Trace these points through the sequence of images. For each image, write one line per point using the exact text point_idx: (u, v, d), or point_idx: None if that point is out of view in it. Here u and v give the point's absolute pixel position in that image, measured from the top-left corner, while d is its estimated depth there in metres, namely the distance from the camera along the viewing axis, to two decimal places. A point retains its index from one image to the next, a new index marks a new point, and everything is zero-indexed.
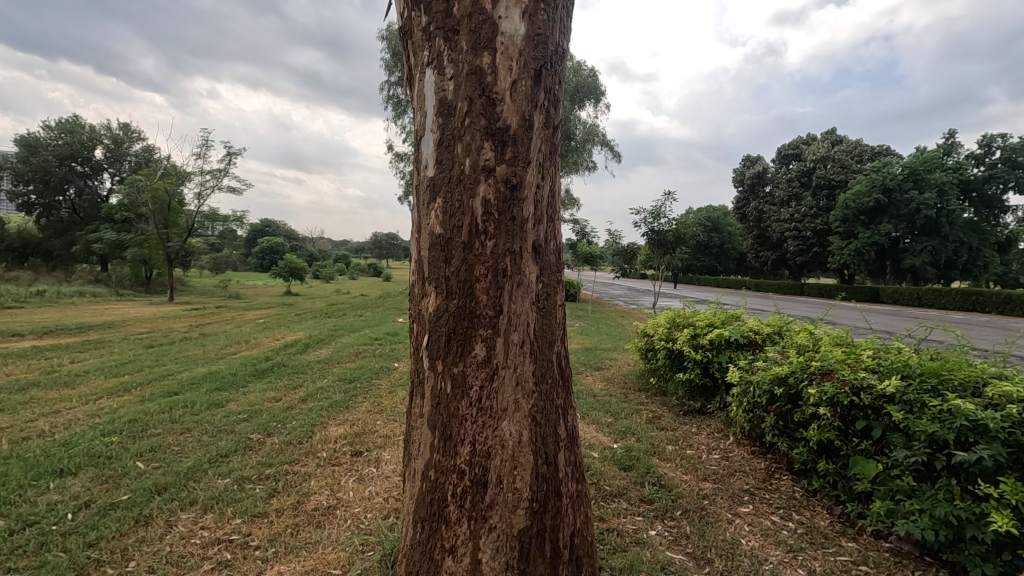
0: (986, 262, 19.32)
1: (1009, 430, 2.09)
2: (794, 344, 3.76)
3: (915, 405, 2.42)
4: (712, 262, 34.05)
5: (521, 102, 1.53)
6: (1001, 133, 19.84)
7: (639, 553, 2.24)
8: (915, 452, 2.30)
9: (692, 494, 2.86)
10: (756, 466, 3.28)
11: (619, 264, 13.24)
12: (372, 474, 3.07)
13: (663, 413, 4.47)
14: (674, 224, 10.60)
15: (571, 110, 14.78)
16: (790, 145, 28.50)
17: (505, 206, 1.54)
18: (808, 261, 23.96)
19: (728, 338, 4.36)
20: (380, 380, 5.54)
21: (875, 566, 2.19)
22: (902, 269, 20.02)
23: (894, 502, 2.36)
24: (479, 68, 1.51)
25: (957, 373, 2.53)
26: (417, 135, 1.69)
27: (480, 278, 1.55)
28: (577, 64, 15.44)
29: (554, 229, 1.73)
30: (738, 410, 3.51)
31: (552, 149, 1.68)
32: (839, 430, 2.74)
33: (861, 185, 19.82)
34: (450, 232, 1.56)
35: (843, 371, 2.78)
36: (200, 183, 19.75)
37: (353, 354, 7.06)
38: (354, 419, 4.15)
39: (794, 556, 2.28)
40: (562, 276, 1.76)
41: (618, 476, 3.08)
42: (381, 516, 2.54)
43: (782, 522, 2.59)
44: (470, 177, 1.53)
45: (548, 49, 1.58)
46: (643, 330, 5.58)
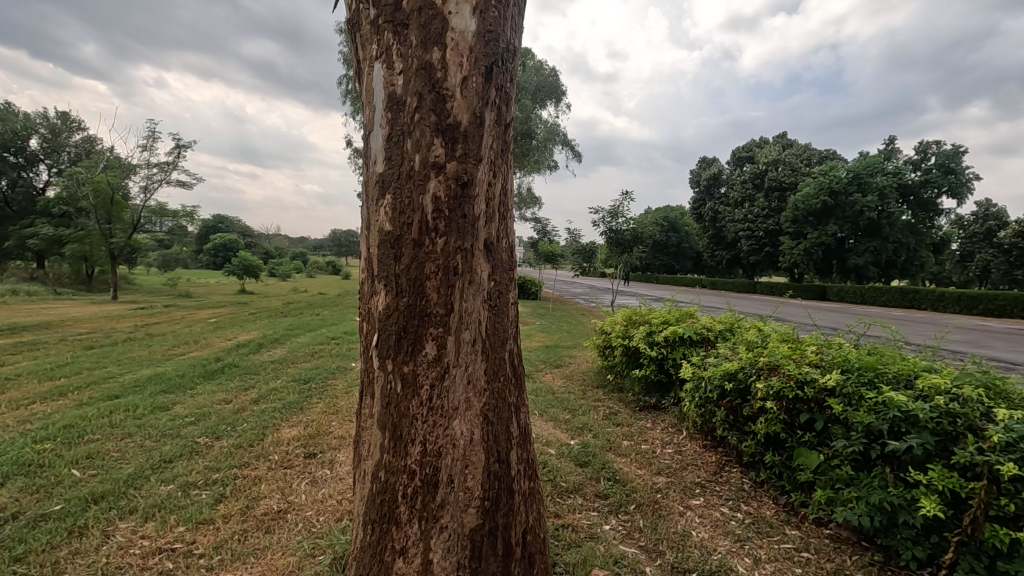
0: (922, 262, 20.50)
1: (937, 419, 2.21)
2: (744, 340, 3.88)
3: (853, 398, 2.54)
4: (670, 261, 34.89)
5: (472, 99, 1.52)
6: (936, 140, 21.08)
7: (593, 548, 2.27)
8: (853, 442, 2.41)
9: (646, 488, 2.92)
10: (707, 459, 3.38)
11: (579, 263, 13.38)
12: (325, 476, 3.01)
13: (620, 409, 4.54)
14: (632, 224, 10.82)
15: (533, 109, 14.86)
16: (743, 148, 29.52)
17: (456, 204, 1.53)
18: (760, 260, 24.83)
19: (681, 335, 4.49)
20: (337, 380, 5.45)
21: (815, 552, 2.30)
22: (847, 269, 21.00)
23: (834, 491, 2.47)
24: (429, 64, 1.50)
25: (892, 367, 2.67)
26: (365, 131, 1.66)
27: (430, 277, 1.54)
28: (538, 63, 15.54)
29: (506, 228, 1.72)
30: (691, 406, 3.61)
31: (503, 147, 1.67)
32: (785, 423, 2.85)
33: (811, 187, 20.63)
34: (400, 229, 1.53)
35: (789, 367, 2.89)
36: (147, 176, 18.86)
37: (309, 354, 6.89)
38: (309, 420, 4.05)
39: (741, 545, 2.36)
40: (514, 274, 1.76)
41: (575, 473, 3.11)
42: (334, 519, 2.49)
43: (731, 514, 2.67)
44: (420, 173, 1.51)
45: (499, 46, 1.57)
46: (601, 328, 5.66)
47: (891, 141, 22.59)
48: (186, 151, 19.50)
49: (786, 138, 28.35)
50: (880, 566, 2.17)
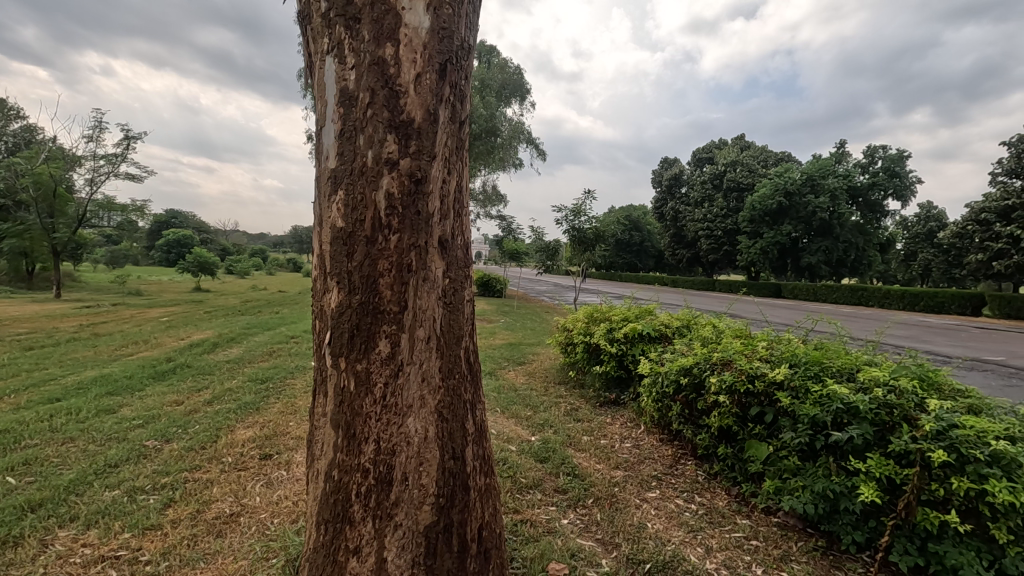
0: (869, 261, 21.47)
1: (875, 410, 2.33)
2: (700, 336, 3.99)
3: (800, 391, 2.65)
4: (633, 259, 35.53)
5: (426, 96, 1.52)
6: (883, 145, 22.05)
7: (550, 542, 2.30)
8: (800, 433, 2.51)
9: (603, 482, 2.97)
10: (663, 452, 3.47)
11: (542, 261, 13.43)
12: (281, 478, 2.94)
13: (580, 405, 4.60)
14: (594, 223, 10.96)
15: (497, 107, 14.86)
16: (703, 149, 30.27)
17: (410, 200, 1.52)
18: (719, 258, 25.55)
19: (640, 332, 4.58)
20: (295, 379, 5.34)
21: (764, 540, 2.39)
22: (800, 268, 21.82)
23: (782, 480, 2.57)
24: (381, 59, 1.48)
25: (836, 361, 2.79)
26: (317, 126, 1.63)
27: (384, 274, 1.53)
28: (503, 61, 15.56)
29: (462, 225, 1.72)
30: (648, 400, 3.68)
31: (458, 145, 1.67)
32: (737, 416, 2.95)
33: (766, 188, 21.26)
34: (352, 226, 1.52)
35: (740, 362, 3.00)
36: (93, 169, 18.00)
37: (267, 353, 6.72)
38: (265, 421, 3.95)
39: (694, 535, 2.43)
40: (469, 271, 1.76)
41: (534, 468, 3.14)
42: (289, 521, 2.45)
43: (685, 504, 2.75)
44: (372, 169, 1.50)
45: (454, 44, 1.58)
46: (563, 325, 5.71)
47: (842, 144, 23.52)
48: (137, 143, 18.72)
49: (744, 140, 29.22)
50: (823, 551, 2.28)
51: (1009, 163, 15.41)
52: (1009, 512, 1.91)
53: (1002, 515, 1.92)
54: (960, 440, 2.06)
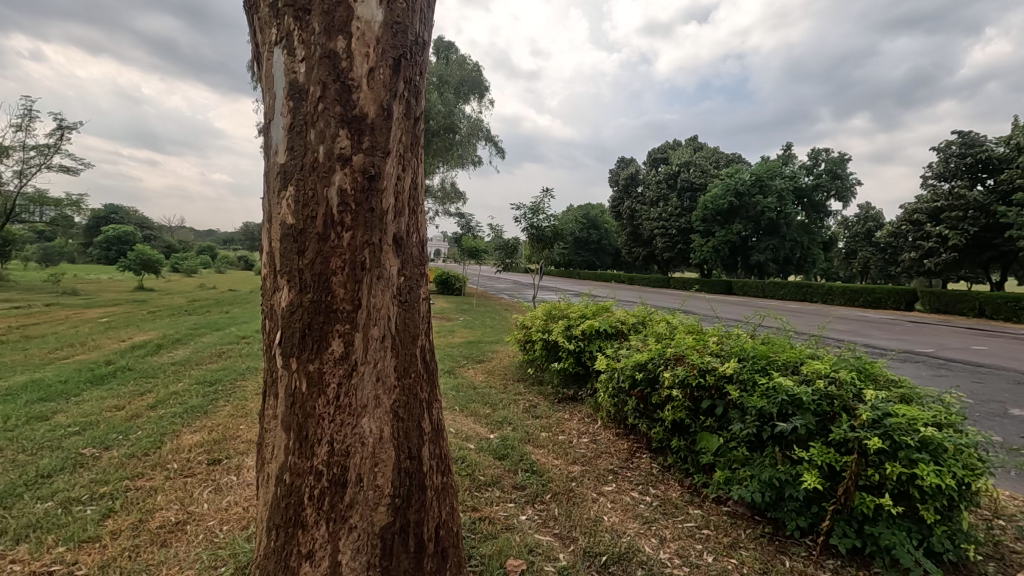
0: (813, 259, 22.46)
1: (817, 401, 2.44)
2: (654, 332, 4.09)
3: (748, 384, 2.75)
4: (591, 257, 36.06)
5: (379, 91, 1.50)
6: (826, 147, 23.04)
7: (508, 538, 2.31)
8: (748, 424, 2.60)
9: (561, 477, 3.01)
10: (619, 446, 3.54)
11: (501, 259, 13.41)
12: (231, 483, 2.84)
13: (539, 401, 4.64)
14: (552, 221, 11.03)
15: (455, 104, 14.72)
16: (659, 149, 30.95)
17: (363, 197, 1.50)
18: (673, 256, 26.22)
19: (597, 328, 4.65)
20: (246, 381, 5.16)
21: (715, 528, 2.48)
22: (749, 265, 22.63)
23: (731, 471, 2.66)
24: (333, 52, 1.45)
25: (782, 355, 2.91)
26: (265, 120, 1.58)
27: (337, 272, 1.50)
28: (461, 58, 15.43)
29: (417, 223, 1.71)
30: (604, 395, 3.75)
31: (413, 141, 1.66)
32: (689, 409, 3.04)
33: (718, 188, 21.91)
34: (303, 222, 1.48)
35: (692, 357, 3.09)
36: (22, 160, 16.86)
37: (215, 355, 6.46)
38: (213, 425, 3.80)
39: (649, 526, 2.49)
40: (425, 269, 1.74)
41: (493, 466, 3.14)
42: (238, 527, 2.36)
43: (640, 497, 2.82)
44: (324, 165, 1.47)
45: (408, 39, 1.56)
46: (522, 322, 5.74)
47: (788, 147, 24.46)
48: (71, 134, 17.65)
49: (697, 141, 30.04)
50: (769, 537, 2.38)
51: (938, 167, 16.42)
52: (934, 494, 2.05)
53: (930, 497, 2.06)
54: (893, 428, 2.18)
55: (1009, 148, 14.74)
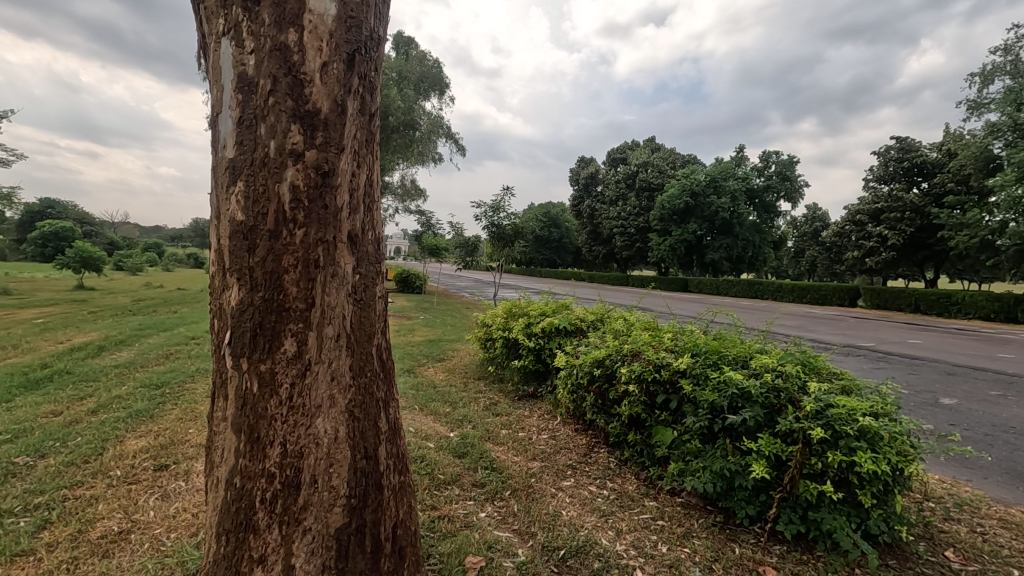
0: (764, 258, 23.31)
1: (765, 394, 2.54)
2: (612, 329, 4.17)
3: (700, 378, 2.84)
4: (552, 256, 36.36)
5: (332, 86, 1.47)
6: (777, 150, 23.87)
7: (467, 536, 2.32)
8: (700, 417, 2.69)
9: (521, 474, 3.03)
10: (578, 441, 3.59)
11: (462, 257, 13.33)
12: (179, 489, 2.74)
13: (499, 399, 4.66)
14: (513, 219, 11.05)
15: (415, 100, 14.57)
16: (617, 150, 31.47)
17: (316, 193, 1.47)
18: (632, 255, 26.72)
19: (557, 326, 4.70)
20: (196, 383, 4.96)
21: (669, 519, 2.55)
22: (704, 263, 23.29)
23: (685, 462, 2.74)
24: (283, 44, 1.42)
25: (732, 350, 3.02)
26: (212, 112, 1.53)
27: (288, 270, 1.46)
28: (421, 54, 15.30)
29: (372, 220, 1.69)
30: (564, 392, 3.80)
31: (368, 138, 1.64)
32: (645, 404, 3.12)
33: (674, 189, 22.42)
34: (253, 219, 1.44)
35: (648, 353, 3.17)
36: None
37: (163, 356, 6.20)
38: (160, 430, 3.65)
39: (606, 519, 2.54)
40: (381, 268, 1.73)
41: (452, 464, 3.14)
42: (187, 534, 2.28)
43: (598, 490, 2.87)
44: (275, 160, 1.43)
45: (362, 34, 1.54)
46: (483, 320, 5.75)
47: (741, 149, 25.27)
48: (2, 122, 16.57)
49: (654, 142, 30.72)
50: (721, 526, 2.47)
51: (879, 171, 17.23)
52: (871, 480, 2.17)
53: (866, 482, 2.18)
54: (834, 418, 2.30)
55: (941, 153, 15.71)
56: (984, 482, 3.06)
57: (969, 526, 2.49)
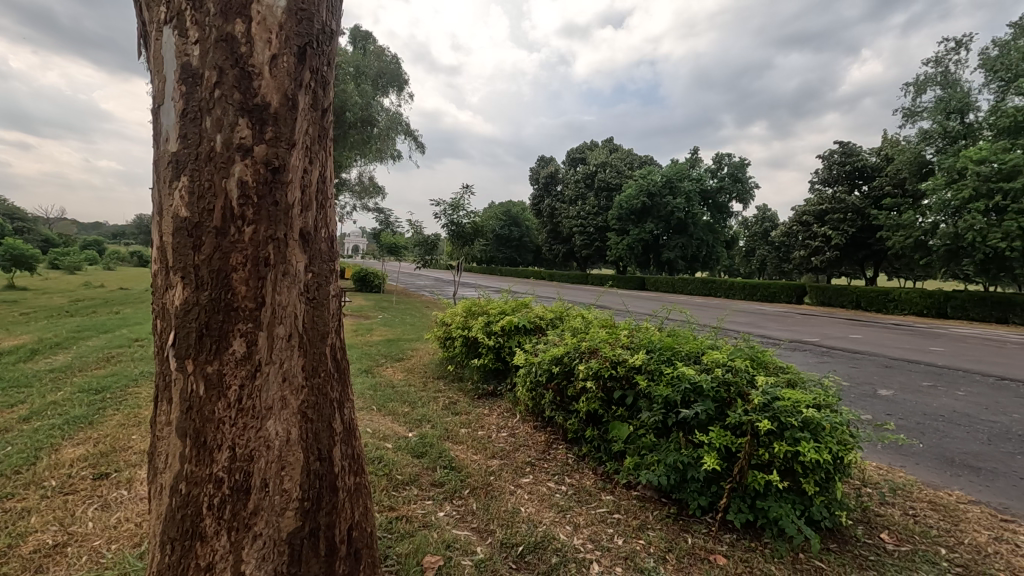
0: (717, 256, 24.03)
1: (716, 388, 2.63)
2: (570, 327, 4.22)
3: (655, 374, 2.92)
4: (512, 254, 36.45)
5: (282, 80, 1.44)
6: (729, 153, 24.61)
7: (425, 536, 2.31)
8: (655, 412, 2.75)
9: (480, 472, 3.04)
10: (537, 439, 3.63)
11: (421, 255, 13.18)
12: (121, 498, 2.61)
13: (459, 398, 4.65)
14: (472, 217, 11.02)
15: (373, 96, 14.34)
16: (577, 150, 31.82)
17: (266, 189, 1.43)
18: (591, 253, 27.07)
19: (516, 324, 4.72)
20: (140, 387, 4.74)
21: (625, 512, 2.61)
22: (661, 262, 23.83)
23: (640, 457, 2.80)
24: (230, 36, 1.38)
25: (685, 347, 3.10)
26: (154, 103, 1.46)
27: (237, 268, 1.42)
28: (379, 48, 15.07)
29: (326, 217, 1.65)
30: (523, 390, 3.81)
31: (320, 133, 1.60)
32: (603, 400, 3.17)
33: (632, 189, 22.83)
34: (199, 216, 1.39)
35: (605, 350, 3.23)
36: None
37: (103, 359, 5.88)
38: (100, 437, 3.47)
39: (564, 515, 2.57)
40: (335, 266, 1.69)
41: (410, 464, 3.11)
42: (130, 545, 2.18)
43: (556, 486, 2.90)
44: (222, 155, 1.39)
45: (314, 27, 1.50)
46: (442, 319, 5.70)
47: (695, 151, 25.96)
48: None
49: (612, 143, 31.24)
50: (674, 517, 2.54)
51: (823, 174, 17.97)
52: (814, 468, 2.28)
53: (810, 471, 2.29)
54: (780, 410, 2.40)
55: (880, 158, 16.62)
56: (916, 468, 3.27)
57: (902, 509, 2.65)
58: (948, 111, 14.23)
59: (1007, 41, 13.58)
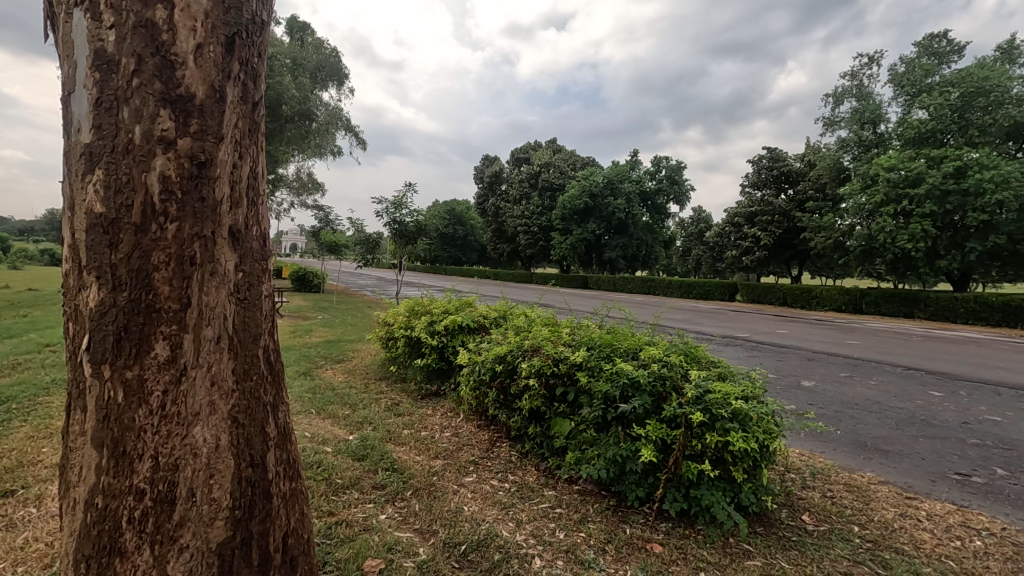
0: (656, 256, 24.84)
1: (653, 383, 2.73)
2: (513, 326, 4.24)
3: (595, 370, 2.99)
4: (457, 253, 36.28)
5: (209, 70, 1.38)
6: (666, 156, 25.36)
7: (366, 540, 2.26)
8: (595, 407, 2.82)
9: (423, 473, 3.01)
10: (480, 437, 3.64)
11: (362, 254, 12.84)
12: (29, 517, 2.41)
13: (402, 399, 4.59)
14: (416, 216, 10.88)
15: (312, 90, 13.89)
16: (521, 149, 32.05)
17: (191, 185, 1.37)
18: (535, 253, 27.36)
19: (460, 324, 4.71)
20: (52, 396, 4.39)
21: (566, 506, 2.66)
22: (603, 261, 24.39)
23: (581, 451, 2.86)
24: (150, 22, 1.31)
25: (624, 343, 3.19)
26: (64, 90, 1.36)
27: (160, 268, 1.34)
28: (318, 41, 14.63)
29: (257, 215, 1.59)
30: (467, 389, 3.81)
31: (251, 127, 1.54)
32: (545, 397, 3.22)
33: (574, 189, 23.21)
34: (116, 211, 1.31)
35: (547, 348, 3.28)
36: None
37: (8, 366, 5.40)
38: (5, 450, 3.19)
39: (506, 512, 2.60)
40: (267, 265, 1.63)
41: (351, 467, 3.04)
42: (39, 567, 2.02)
43: (499, 484, 2.92)
44: (142, 148, 1.32)
45: (243, 16, 1.45)
46: (383, 319, 5.61)
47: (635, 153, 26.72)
48: None
49: (555, 143, 31.68)
50: (613, 509, 2.62)
51: (753, 178, 18.88)
52: (742, 457, 2.41)
53: (738, 460, 2.42)
54: (711, 402, 2.52)
55: (803, 164, 17.71)
56: (833, 453, 3.51)
57: (821, 492, 2.85)
58: (862, 122, 15.35)
59: (912, 58, 14.81)
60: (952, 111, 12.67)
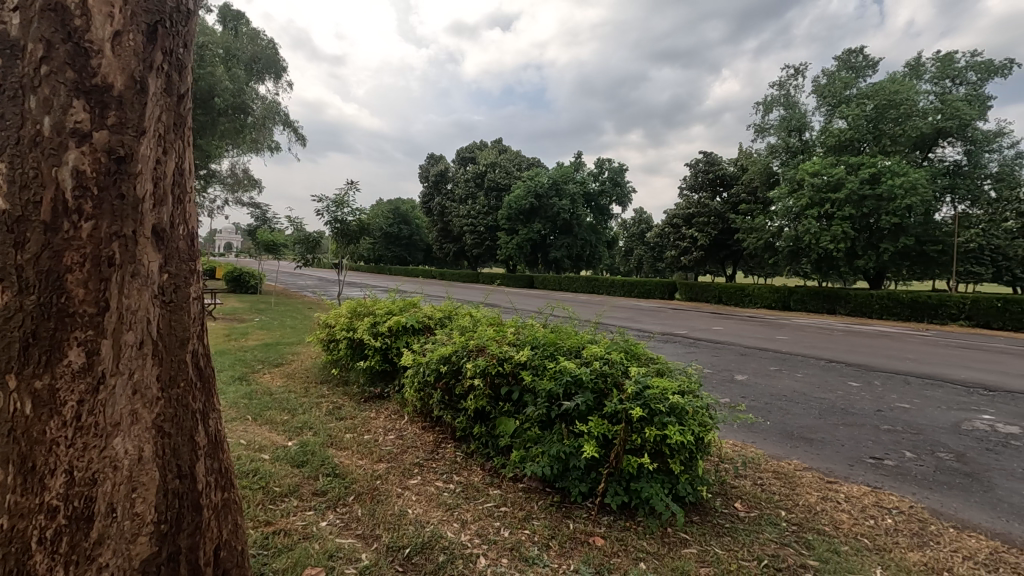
0: (600, 256, 25.38)
1: (594, 379, 2.79)
2: (458, 326, 4.22)
3: (539, 368, 3.04)
4: (402, 253, 35.74)
5: (129, 60, 1.30)
6: (609, 158, 25.95)
7: (306, 548, 2.20)
8: (539, 406, 2.85)
9: (365, 477, 2.96)
10: (426, 438, 3.61)
11: (302, 254, 12.37)
12: None
13: (344, 402, 4.48)
14: (358, 215, 10.62)
15: (247, 82, 13.27)
16: (466, 149, 31.91)
17: (109, 180, 1.29)
18: (481, 252, 27.34)
19: (404, 324, 4.65)
20: None
21: (511, 504, 2.68)
22: (548, 261, 24.68)
23: (526, 450, 2.89)
24: (60, 5, 1.22)
25: (566, 342, 3.25)
26: None
27: (73, 268, 1.25)
28: (253, 31, 14.01)
29: (184, 214, 1.52)
30: (411, 391, 3.76)
31: (176, 121, 1.47)
32: (490, 396, 3.23)
33: (520, 189, 23.35)
34: (21, 207, 1.21)
35: (492, 348, 3.29)
36: None
37: None
38: None
39: (451, 513, 2.59)
40: (194, 265, 1.55)
41: (291, 475, 2.95)
42: None
43: (444, 485, 2.91)
44: (52, 140, 1.22)
45: (165, 5, 1.38)
46: (325, 321, 5.45)
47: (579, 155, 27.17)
48: None
49: (501, 143, 31.76)
50: (557, 505, 2.67)
51: (690, 180, 19.62)
52: (678, 449, 2.50)
53: (675, 452, 2.51)
54: (650, 398, 2.61)
55: (736, 168, 18.56)
56: (763, 442, 3.71)
57: (751, 479, 3.01)
58: (789, 130, 16.26)
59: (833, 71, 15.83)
60: (868, 121, 13.64)
